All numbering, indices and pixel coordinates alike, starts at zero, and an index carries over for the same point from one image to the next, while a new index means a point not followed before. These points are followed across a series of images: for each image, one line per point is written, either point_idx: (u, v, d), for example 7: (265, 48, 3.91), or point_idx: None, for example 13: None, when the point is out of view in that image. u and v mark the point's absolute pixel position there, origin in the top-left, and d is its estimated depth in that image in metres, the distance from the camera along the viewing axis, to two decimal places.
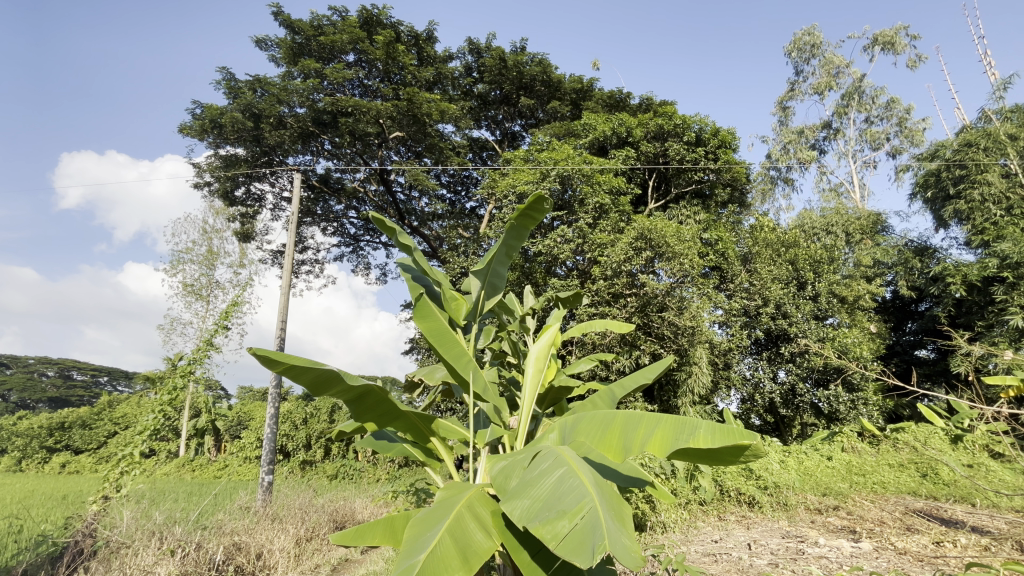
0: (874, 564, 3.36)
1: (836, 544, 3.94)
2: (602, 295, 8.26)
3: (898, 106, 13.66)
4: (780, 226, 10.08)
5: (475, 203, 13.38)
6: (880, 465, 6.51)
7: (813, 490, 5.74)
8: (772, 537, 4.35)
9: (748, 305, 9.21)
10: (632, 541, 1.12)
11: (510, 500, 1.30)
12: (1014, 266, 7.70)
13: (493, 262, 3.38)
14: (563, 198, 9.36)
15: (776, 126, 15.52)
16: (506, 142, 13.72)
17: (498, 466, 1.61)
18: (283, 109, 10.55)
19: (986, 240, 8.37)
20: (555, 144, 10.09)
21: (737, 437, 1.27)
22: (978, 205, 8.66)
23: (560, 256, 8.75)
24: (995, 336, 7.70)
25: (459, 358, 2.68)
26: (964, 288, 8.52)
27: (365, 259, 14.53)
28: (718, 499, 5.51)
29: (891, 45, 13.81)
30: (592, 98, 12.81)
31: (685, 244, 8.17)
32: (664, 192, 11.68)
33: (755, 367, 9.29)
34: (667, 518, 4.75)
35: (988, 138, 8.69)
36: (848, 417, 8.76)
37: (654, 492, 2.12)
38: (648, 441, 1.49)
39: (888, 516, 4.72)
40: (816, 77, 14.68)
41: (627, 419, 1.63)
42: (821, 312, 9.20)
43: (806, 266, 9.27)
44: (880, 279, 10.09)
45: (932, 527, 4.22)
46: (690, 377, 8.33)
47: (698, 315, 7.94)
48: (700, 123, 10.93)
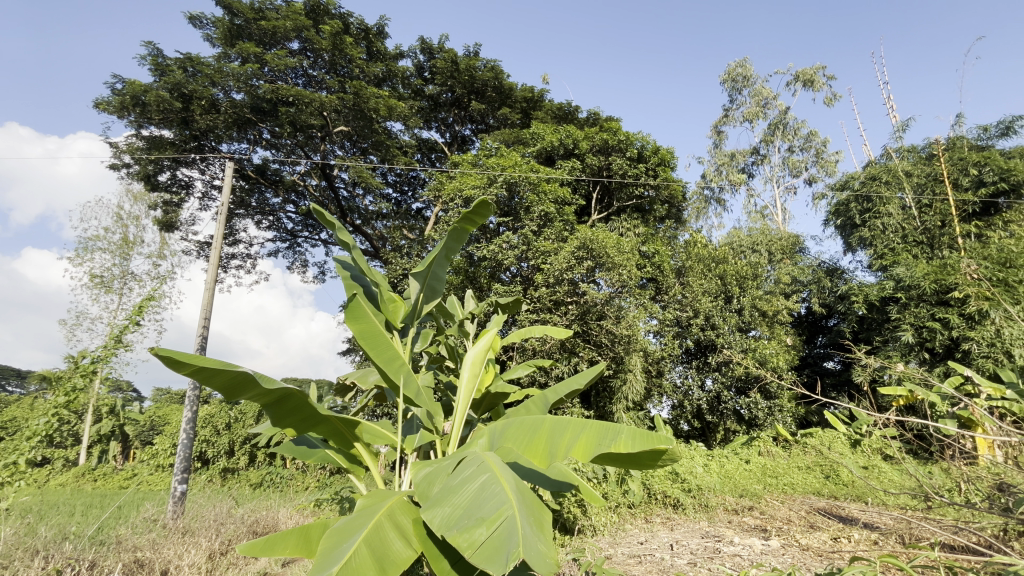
0: (780, 560, 3.62)
1: (749, 542, 4.21)
2: (543, 302, 8.36)
3: (815, 138, 14.97)
4: (712, 244, 10.73)
5: (421, 204, 13.21)
6: (791, 468, 7.06)
7: (732, 492, 6.11)
8: (693, 537, 4.57)
9: (680, 316, 9.72)
10: (547, 547, 1.14)
11: (428, 508, 1.28)
12: (906, 288, 8.63)
13: (434, 264, 3.34)
14: (510, 205, 9.44)
15: (710, 148, 16.48)
16: (455, 145, 13.64)
17: (422, 473, 1.58)
18: (217, 92, 9.91)
19: (884, 264, 9.34)
20: (503, 151, 10.16)
21: (654, 443, 1.32)
22: (879, 233, 9.60)
23: (504, 262, 8.76)
24: (890, 350, 8.61)
25: (391, 362, 2.60)
26: (865, 306, 9.44)
27: (302, 256, 13.91)
28: (645, 502, 5.72)
29: (811, 83, 15.13)
30: (542, 109, 13.04)
31: (624, 255, 8.49)
32: (607, 205, 12.11)
33: (684, 375, 9.87)
34: (597, 521, 4.88)
35: (888, 174, 9.70)
36: (765, 422, 9.40)
37: (584, 496, 2.16)
38: (573, 446, 1.51)
39: (795, 514, 5.11)
40: (746, 106, 15.79)
41: (555, 424, 1.65)
42: (744, 324, 9.86)
43: (733, 281, 9.90)
44: (797, 296, 10.96)
45: (832, 524, 4.61)
46: (625, 384, 8.65)
47: (633, 324, 8.27)
48: (642, 141, 11.46)
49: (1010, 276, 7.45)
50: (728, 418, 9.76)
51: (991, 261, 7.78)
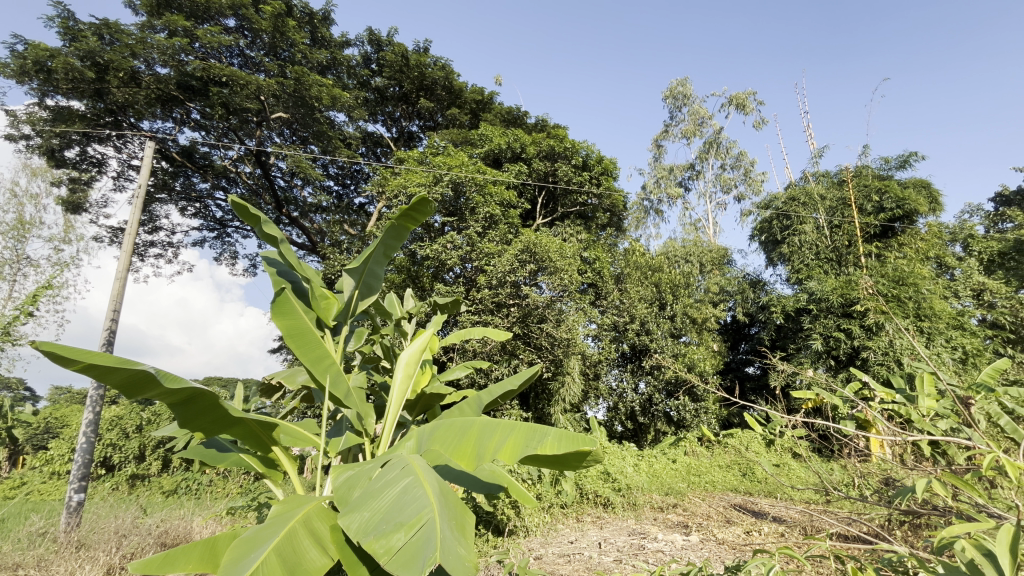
0: (699, 554, 3.82)
1: (671, 538, 4.43)
2: (485, 304, 8.33)
3: (745, 159, 16.04)
4: (649, 253, 11.24)
5: (364, 200, 12.80)
6: (712, 466, 7.50)
7: (658, 490, 6.38)
8: (620, 535, 4.73)
9: (617, 321, 10.07)
10: (467, 551, 1.13)
11: (345, 513, 1.23)
12: (817, 301, 9.46)
13: (370, 261, 3.23)
14: (455, 205, 9.37)
15: (651, 161, 17.22)
16: (402, 140, 13.34)
17: (343, 477, 1.52)
18: (139, 65, 9.06)
19: (799, 278, 10.17)
20: (450, 150, 10.09)
21: (579, 445, 1.34)
22: (797, 249, 10.42)
23: (447, 262, 8.65)
24: (802, 356, 9.37)
25: (318, 362, 2.48)
26: (782, 316, 10.21)
27: (231, 247, 13.07)
28: (577, 502, 5.84)
29: (742, 106, 16.22)
30: (491, 111, 13.08)
31: (566, 260, 8.68)
32: (552, 210, 12.32)
33: (619, 378, 10.24)
34: (530, 522, 4.93)
35: (805, 196, 10.59)
36: (692, 423, 9.91)
37: (518, 497, 2.16)
38: (500, 448, 1.50)
39: (713, 510, 5.44)
40: (685, 123, 16.65)
41: (483, 427, 1.64)
42: (676, 330, 10.39)
43: (667, 289, 10.43)
44: (723, 305, 11.66)
45: (745, 519, 4.95)
46: (563, 386, 8.84)
47: (573, 328, 8.46)
48: (587, 149, 11.79)
49: (901, 293, 8.36)
50: (659, 420, 10.23)
51: (887, 278, 8.69)
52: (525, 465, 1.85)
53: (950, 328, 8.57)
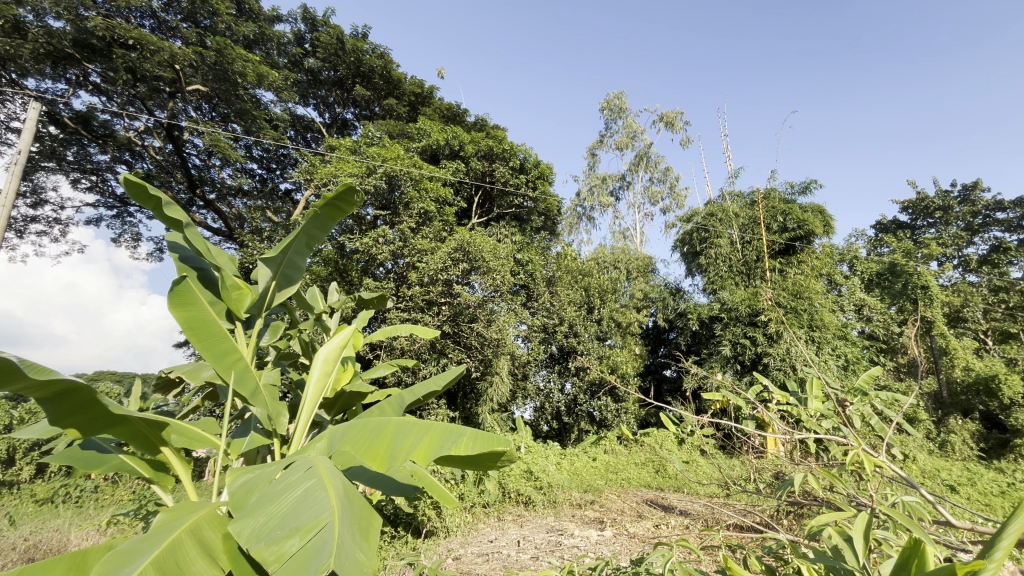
0: (612, 548, 3.99)
1: (587, 534, 4.58)
2: (415, 302, 8.14)
3: (671, 174, 17.01)
4: (580, 258, 11.61)
5: (291, 186, 12.09)
6: (628, 464, 7.85)
7: (578, 488, 6.55)
8: (538, 532, 4.82)
9: (547, 323, 10.26)
10: (367, 556, 1.10)
11: (237, 519, 1.14)
12: (728, 310, 10.24)
13: (290, 251, 3.04)
14: (388, 198, 9.12)
15: (586, 169, 17.77)
16: (335, 127, 12.76)
17: (240, 481, 1.42)
18: (25, 13, 7.87)
19: (714, 288, 10.95)
20: (386, 142, 9.79)
21: (493, 445, 1.35)
22: (713, 261, 11.19)
23: (377, 257, 8.37)
24: (714, 361, 10.09)
25: (223, 356, 2.30)
26: (697, 323, 10.91)
27: (133, 228, 11.81)
28: (500, 501, 5.87)
29: (671, 124, 17.20)
30: (430, 106, 12.89)
31: (500, 261, 8.71)
32: (487, 210, 12.37)
33: (547, 379, 10.47)
34: (450, 523, 4.89)
35: (723, 212, 11.42)
36: (613, 423, 10.32)
37: (440, 499, 2.09)
38: (414, 450, 1.47)
39: (627, 506, 5.70)
40: (619, 135, 17.36)
41: (399, 427, 1.60)
42: (602, 333, 10.80)
43: (595, 293, 10.86)
44: (646, 310, 12.25)
45: (655, 513, 5.24)
46: (491, 386, 8.90)
47: (503, 328, 8.50)
48: (525, 153, 11.96)
49: (798, 305, 9.31)
50: (582, 419, 10.56)
51: (788, 292, 9.61)
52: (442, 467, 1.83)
53: (836, 339, 9.62)
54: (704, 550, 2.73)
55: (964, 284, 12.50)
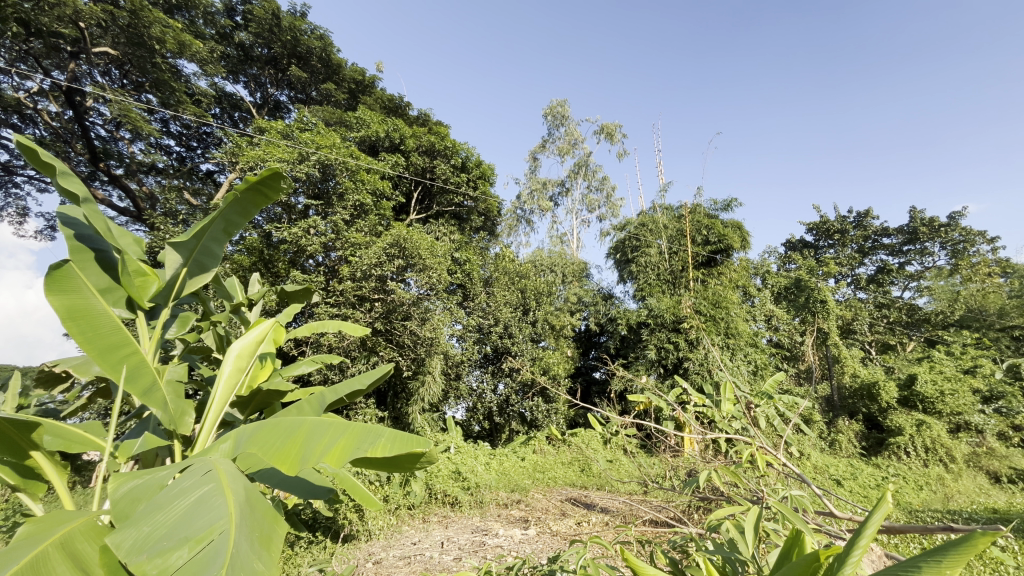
0: (534, 547, 4.06)
1: (511, 533, 4.63)
2: (346, 297, 7.81)
3: (608, 183, 17.64)
4: (518, 260, 11.72)
5: (213, 166, 11.21)
6: (555, 463, 8.04)
7: (505, 487, 6.58)
8: (463, 533, 4.80)
9: (482, 323, 10.25)
10: (265, 566, 1.04)
11: (117, 530, 1.04)
12: (654, 316, 10.80)
13: (205, 237, 2.81)
14: (322, 187, 8.72)
15: (527, 172, 17.97)
16: (266, 108, 12.01)
17: (125, 487, 1.29)
18: None
19: (643, 295, 11.47)
20: (321, 129, 9.34)
21: (412, 446, 1.32)
22: (643, 268, 11.73)
23: (307, 249, 7.94)
24: (640, 364, 10.56)
25: (112, 350, 2.07)
26: (626, 328, 11.37)
27: (18, 200, 10.38)
28: (426, 503, 5.79)
29: (609, 135, 17.84)
30: (371, 96, 12.52)
31: (437, 259, 8.58)
32: (427, 207, 12.21)
33: (480, 380, 10.46)
34: (373, 526, 4.75)
35: (653, 223, 12.01)
36: (543, 423, 10.49)
37: (363, 502, 2.10)
38: (327, 451, 1.40)
39: (551, 505, 5.83)
40: (560, 141, 17.74)
41: (313, 427, 1.53)
42: (536, 335, 10.93)
43: (531, 295, 11.00)
44: (579, 314, 12.59)
45: (578, 511, 5.40)
46: (422, 386, 8.76)
47: (438, 327, 8.38)
48: (467, 152, 11.91)
49: (717, 313, 10.01)
50: (513, 420, 10.65)
51: (708, 300, 10.30)
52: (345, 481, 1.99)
53: (748, 346, 10.39)
54: (622, 544, 2.84)
55: (855, 300, 14.02)
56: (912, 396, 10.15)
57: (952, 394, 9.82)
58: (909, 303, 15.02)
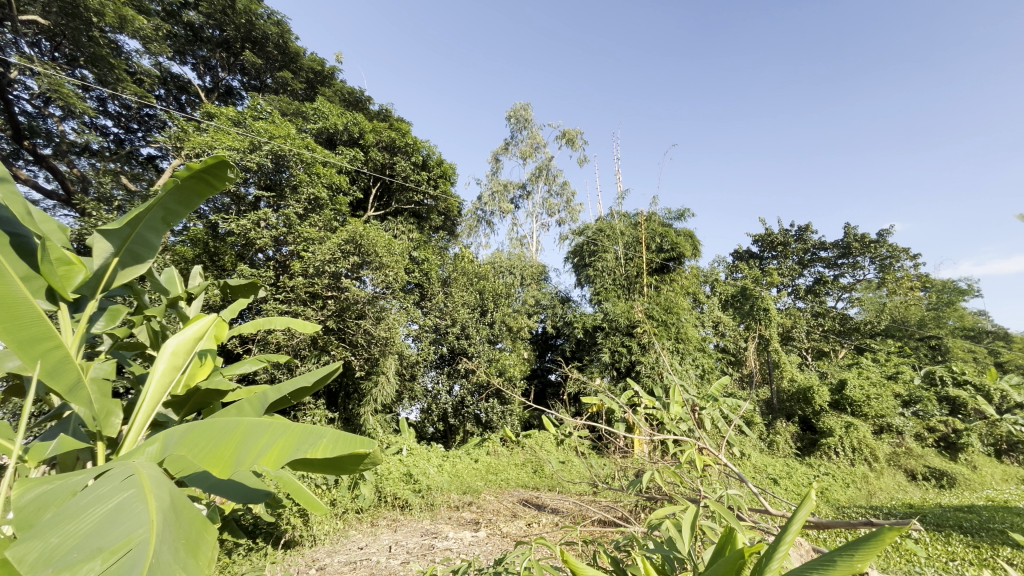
0: (483, 549, 4.05)
1: (461, 535, 4.60)
2: (297, 294, 7.51)
3: (568, 188, 17.90)
4: (477, 261, 11.69)
5: (155, 151, 10.56)
6: (508, 465, 8.06)
7: (456, 489, 6.53)
8: (412, 536, 4.73)
9: (439, 323, 10.12)
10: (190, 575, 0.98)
11: (19, 542, 0.95)
12: (609, 320, 11.04)
13: (141, 225, 2.63)
14: (274, 178, 8.37)
15: (489, 173, 17.95)
16: (217, 93, 11.44)
17: (31, 494, 1.18)
18: None
19: (599, 299, 11.69)
20: (276, 118, 8.97)
21: (356, 447, 1.29)
22: (600, 273, 11.97)
23: (256, 242, 7.59)
24: (594, 367, 10.75)
25: (33, 344, 1.88)
26: (582, 331, 11.55)
27: None
28: (375, 506, 5.66)
29: (571, 141, 18.11)
30: (330, 88, 12.19)
31: (394, 257, 8.42)
32: (385, 204, 12.00)
33: (436, 381, 10.34)
34: (318, 531, 4.59)
35: (610, 229, 12.29)
36: (498, 425, 10.49)
37: (306, 506, 2.04)
38: (265, 452, 1.34)
39: (502, 506, 5.83)
40: (523, 144, 17.84)
41: (251, 428, 1.46)
42: (493, 336, 10.88)
43: (489, 297, 10.97)
44: (537, 316, 12.68)
45: (529, 512, 5.44)
46: (376, 386, 8.54)
47: (393, 327, 8.22)
48: (428, 150, 11.79)
49: (668, 319, 10.36)
50: (468, 421, 10.59)
51: (660, 306, 10.65)
52: (283, 483, 1.89)
53: (697, 351, 10.80)
54: (570, 545, 2.87)
55: (794, 309, 14.87)
56: (843, 400, 10.87)
57: (877, 398, 10.60)
58: (842, 313, 16.08)
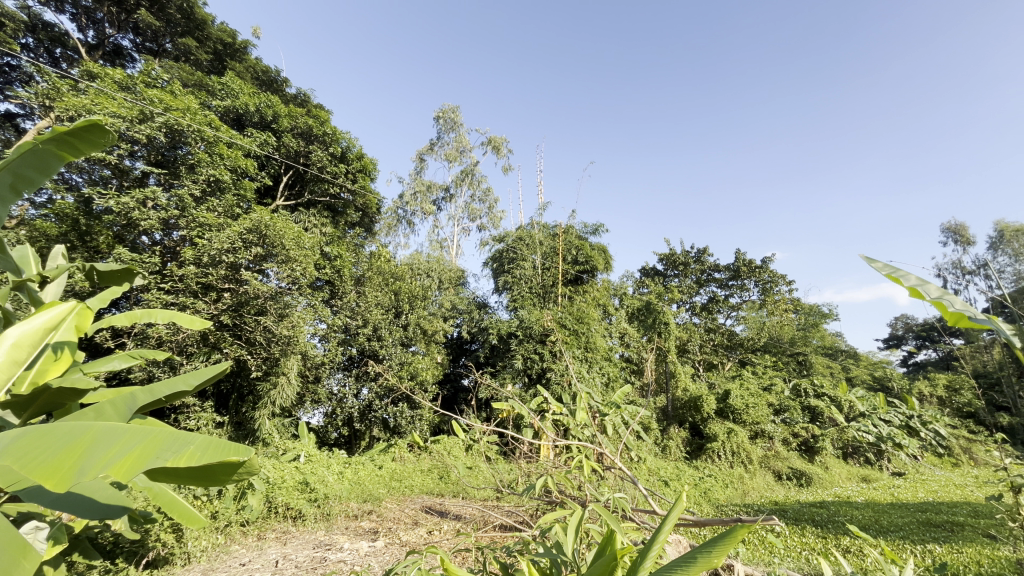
0: (379, 559, 3.92)
1: (357, 546, 4.40)
2: (186, 285, 6.78)
3: (491, 195, 18.04)
4: (394, 261, 11.38)
5: (15, 108, 9.04)
6: (413, 471, 7.86)
7: (356, 498, 6.23)
8: (303, 549, 4.44)
9: (349, 323, 9.72)
10: None
11: None
12: (524, 327, 11.24)
13: None
14: (168, 154, 7.56)
15: (412, 172, 17.61)
16: (102, 52, 10.08)
17: None
18: None
19: (516, 306, 11.85)
20: (175, 88, 8.08)
21: (230, 456, 1.22)
22: (517, 280, 12.18)
23: (140, 224, 6.71)
24: (507, 373, 10.86)
25: None
26: (497, 338, 11.61)
27: None
28: (262, 518, 5.23)
29: (497, 148, 18.29)
30: (242, 63, 11.28)
31: (302, 251, 7.90)
32: (297, 193, 11.27)
33: (342, 384, 9.85)
34: (193, 547, 4.15)
35: (530, 239, 12.60)
36: (406, 430, 10.16)
37: (179, 520, 1.88)
38: (115, 461, 1.19)
39: (404, 514, 5.68)
40: (449, 147, 17.72)
41: (102, 433, 1.29)
42: (406, 339, 10.52)
43: (405, 298, 10.63)
44: (453, 321, 12.53)
45: (430, 520, 5.35)
46: (274, 388, 7.96)
47: (298, 325, 7.70)
48: (348, 142, 11.29)
49: (579, 328, 10.81)
50: (375, 426, 10.18)
51: (573, 316, 11.07)
52: (141, 496, 1.69)
53: (603, 360, 11.34)
54: (465, 549, 2.86)
55: (690, 324, 16.22)
56: (727, 408, 12.00)
57: (753, 406, 11.85)
58: (730, 329, 17.81)
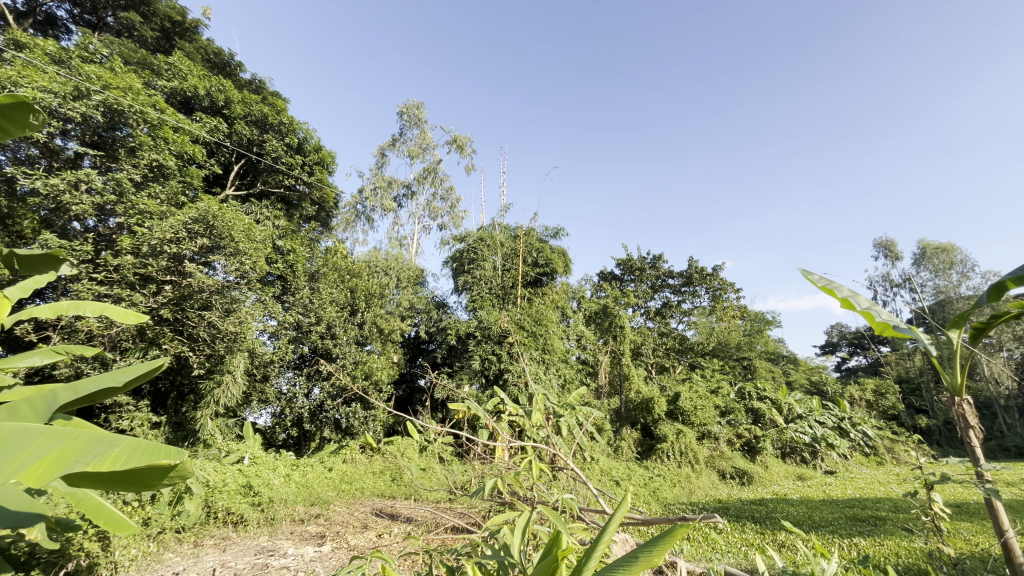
0: (326, 564, 3.81)
1: (302, 551, 4.25)
2: (123, 276, 6.34)
3: (453, 194, 17.90)
4: (351, 257, 11.09)
5: None
6: (365, 474, 7.66)
7: (303, 501, 6.02)
8: (244, 556, 4.24)
9: (301, 320, 9.38)
10: None
11: None
12: (482, 328, 11.21)
13: None
14: (106, 135, 7.00)
15: (373, 167, 17.24)
16: (33, 21, 9.28)
17: None
18: None
19: (475, 306, 11.80)
20: (116, 65, 7.56)
21: (160, 459, 1.18)
22: (477, 281, 12.15)
23: (70, 209, 6.18)
24: (464, 373, 10.79)
25: None
26: (455, 338, 11.53)
27: None
28: (200, 524, 4.96)
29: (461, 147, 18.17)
30: (193, 44, 10.69)
31: (253, 244, 7.56)
32: (249, 183, 10.79)
33: (292, 383, 9.50)
34: (122, 556, 3.87)
35: (491, 240, 12.59)
36: (359, 431, 9.89)
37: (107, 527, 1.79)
38: (29, 464, 1.12)
39: (353, 518, 5.54)
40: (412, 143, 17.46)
41: (13, 433, 1.20)
42: (362, 338, 10.24)
43: (361, 296, 10.37)
44: (411, 320, 12.34)
45: (380, 523, 5.24)
46: (219, 386, 7.61)
47: (245, 321, 7.36)
48: (306, 133, 10.93)
49: (537, 330, 10.89)
50: (326, 427, 9.86)
51: (531, 318, 11.15)
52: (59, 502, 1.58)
53: (560, 362, 11.47)
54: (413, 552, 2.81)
55: (644, 329, 16.71)
56: (677, 410, 12.42)
57: (700, 408, 12.32)
58: (682, 334, 18.44)
